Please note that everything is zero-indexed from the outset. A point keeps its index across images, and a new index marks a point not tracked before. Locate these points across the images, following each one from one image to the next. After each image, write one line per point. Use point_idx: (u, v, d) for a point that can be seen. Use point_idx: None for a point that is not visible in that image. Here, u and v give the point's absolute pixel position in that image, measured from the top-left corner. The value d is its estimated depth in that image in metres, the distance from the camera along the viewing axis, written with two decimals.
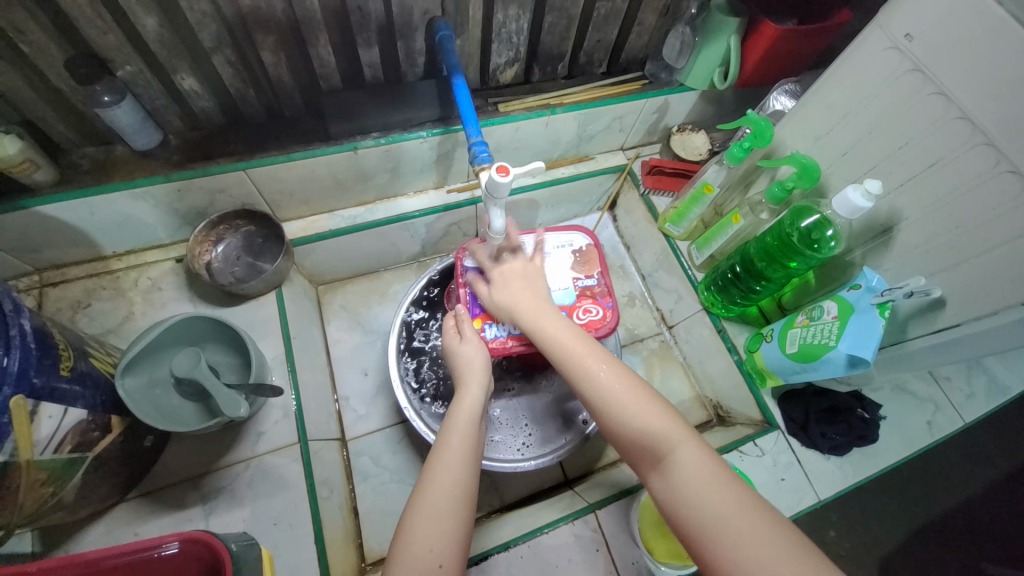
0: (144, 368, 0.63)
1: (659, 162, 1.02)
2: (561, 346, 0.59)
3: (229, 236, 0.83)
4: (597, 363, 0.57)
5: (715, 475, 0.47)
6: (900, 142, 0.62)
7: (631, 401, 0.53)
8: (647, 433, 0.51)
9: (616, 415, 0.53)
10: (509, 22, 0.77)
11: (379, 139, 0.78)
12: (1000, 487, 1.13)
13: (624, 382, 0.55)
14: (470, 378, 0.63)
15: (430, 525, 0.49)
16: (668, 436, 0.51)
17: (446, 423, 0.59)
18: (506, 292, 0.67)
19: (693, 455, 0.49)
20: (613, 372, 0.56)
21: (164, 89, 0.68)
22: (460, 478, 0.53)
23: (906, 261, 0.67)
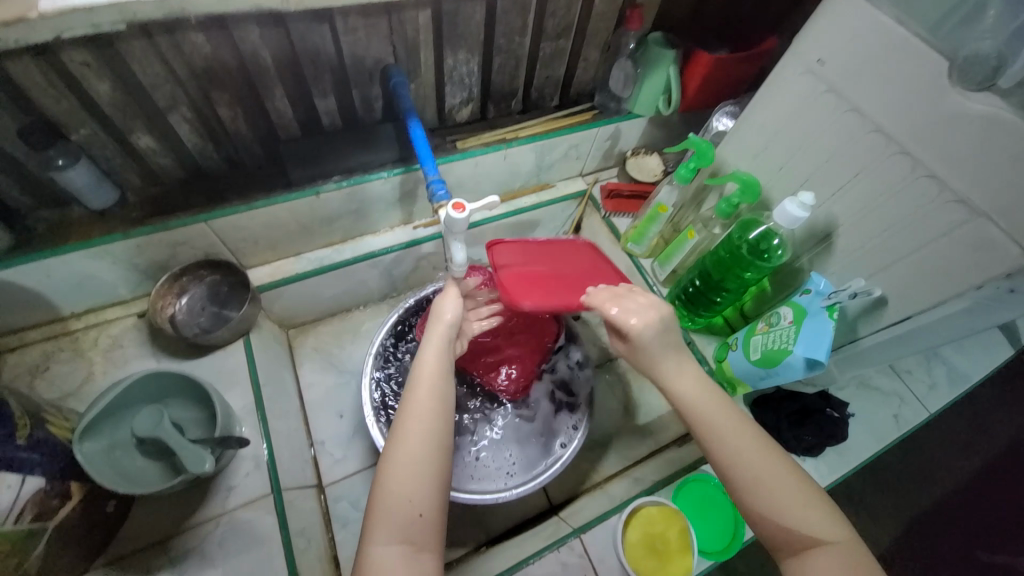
0: (105, 430, 0.61)
1: (616, 185, 1.06)
2: (706, 408, 0.52)
3: (194, 287, 0.82)
4: (747, 432, 0.51)
5: (857, 568, 0.44)
6: (827, 155, 0.67)
7: (784, 489, 0.48)
8: (790, 520, 0.47)
9: (759, 481, 0.48)
10: (459, 65, 0.81)
11: (341, 183, 0.80)
12: (976, 472, 1.16)
13: (778, 462, 0.49)
14: (439, 328, 0.60)
15: (409, 477, 0.49)
16: (819, 525, 0.46)
17: (414, 377, 0.56)
18: (653, 346, 0.54)
19: (838, 552, 0.45)
20: (768, 447, 0.50)
21: (120, 149, 0.69)
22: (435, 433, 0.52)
23: (847, 263, 0.70)
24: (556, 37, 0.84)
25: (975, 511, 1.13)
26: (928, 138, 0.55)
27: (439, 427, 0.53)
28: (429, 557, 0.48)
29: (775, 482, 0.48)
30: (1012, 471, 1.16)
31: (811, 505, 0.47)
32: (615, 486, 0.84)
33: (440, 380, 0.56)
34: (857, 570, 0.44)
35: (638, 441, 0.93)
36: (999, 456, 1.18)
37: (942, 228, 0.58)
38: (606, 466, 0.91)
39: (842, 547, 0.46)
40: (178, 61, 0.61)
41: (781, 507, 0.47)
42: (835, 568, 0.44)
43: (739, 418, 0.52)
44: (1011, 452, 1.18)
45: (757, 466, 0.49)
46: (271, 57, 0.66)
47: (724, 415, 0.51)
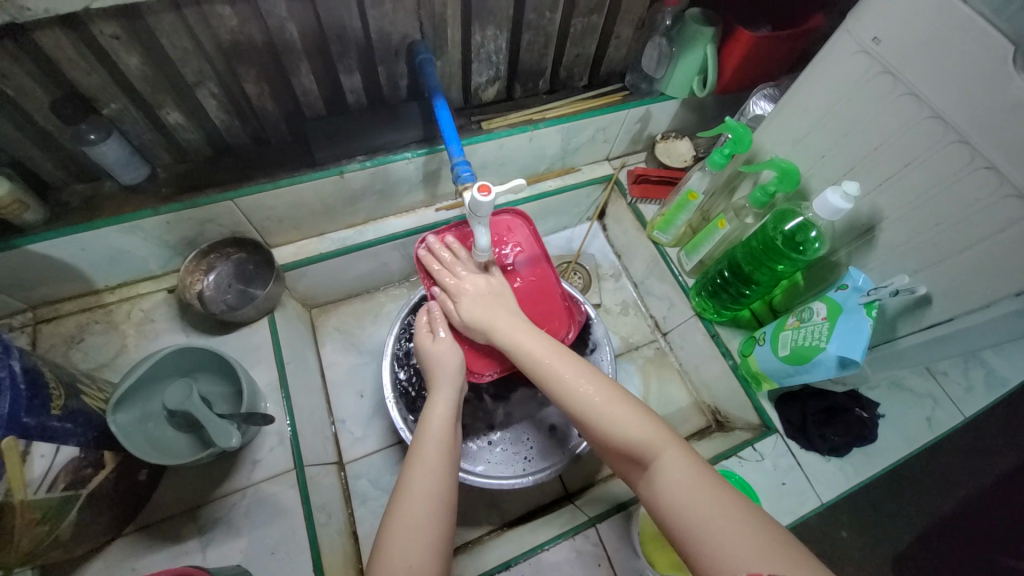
0: (136, 401, 0.63)
1: (644, 171, 1.02)
2: (538, 353, 0.59)
3: (220, 265, 0.83)
4: (577, 365, 0.58)
5: (692, 469, 0.47)
6: (875, 143, 0.63)
7: (617, 410, 0.53)
8: (623, 433, 0.51)
9: (593, 408, 0.54)
10: (487, 42, 0.78)
11: (365, 163, 0.79)
12: (1009, 478, 1.12)
13: (604, 385, 0.55)
14: (444, 379, 0.64)
15: (410, 540, 0.50)
16: (648, 434, 0.50)
17: (421, 432, 0.59)
18: (484, 297, 0.66)
19: (672, 457, 0.48)
20: (595, 374, 0.56)
21: (150, 124, 0.69)
22: (435, 489, 0.53)
23: (890, 259, 0.67)
24: (588, 13, 0.80)
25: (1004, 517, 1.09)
26: (992, 126, 0.51)
27: (441, 485, 0.54)
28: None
29: (602, 401, 0.54)
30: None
31: (637, 418, 0.52)
32: None
33: (445, 435, 0.59)
34: (691, 471, 0.47)
35: None
36: None
37: (999, 223, 0.54)
38: None
39: (673, 450, 0.49)
40: (206, 35, 0.61)
41: (611, 423, 0.53)
42: (672, 473, 0.47)
43: (571, 356, 0.59)
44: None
45: (587, 390, 0.55)
46: (298, 33, 0.65)
47: (550, 355, 0.59)
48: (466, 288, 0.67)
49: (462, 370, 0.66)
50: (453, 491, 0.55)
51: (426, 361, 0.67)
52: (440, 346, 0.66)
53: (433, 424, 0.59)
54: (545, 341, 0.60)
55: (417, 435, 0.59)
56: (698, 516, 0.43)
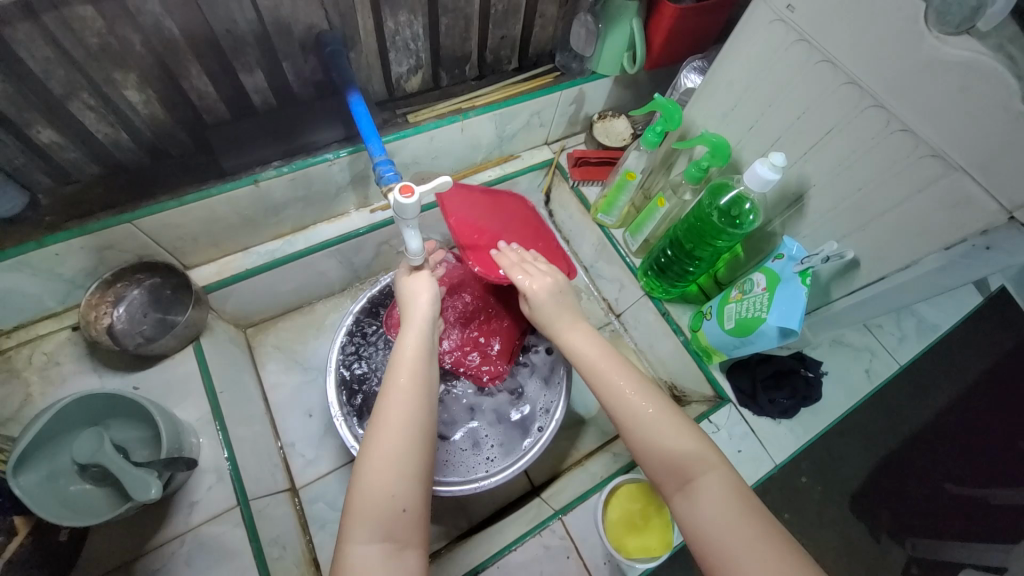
0: (40, 459, 0.56)
1: (583, 153, 1.00)
2: (593, 362, 0.58)
3: (131, 293, 0.76)
4: (627, 374, 0.56)
5: (732, 494, 0.47)
6: (798, 112, 0.63)
7: (671, 426, 0.52)
8: (672, 452, 0.50)
9: (642, 418, 0.53)
10: (402, 28, 0.73)
11: (282, 169, 0.73)
12: (942, 415, 1.20)
13: (659, 403, 0.54)
14: (419, 311, 0.61)
15: (388, 470, 0.49)
16: (691, 455, 0.50)
17: (394, 366, 0.56)
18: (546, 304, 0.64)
19: (714, 480, 0.48)
20: (650, 390, 0.55)
21: (20, 146, 0.60)
22: (417, 420, 0.52)
23: (820, 226, 0.68)
24: None
25: (938, 450, 1.18)
26: (905, 89, 0.52)
27: (424, 416, 0.53)
28: (414, 555, 0.47)
29: (652, 417, 0.53)
30: (971, 410, 1.22)
31: (691, 438, 0.51)
32: (596, 462, 0.83)
33: (421, 368, 0.56)
34: (732, 495, 0.47)
35: None
36: (961, 398, 1.22)
37: (917, 183, 0.55)
38: (587, 442, 0.90)
39: (720, 471, 0.49)
40: (70, 41, 0.53)
41: (661, 435, 0.51)
42: (714, 495, 0.47)
43: (622, 365, 0.57)
44: (970, 392, 1.24)
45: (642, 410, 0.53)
46: (181, 31, 0.58)
47: (606, 365, 0.57)
48: (537, 290, 0.65)
49: (435, 305, 0.63)
50: (431, 420, 0.54)
51: (409, 295, 0.63)
52: (421, 283, 0.64)
53: (414, 355, 0.57)
54: (600, 351, 0.59)
55: (391, 366, 0.56)
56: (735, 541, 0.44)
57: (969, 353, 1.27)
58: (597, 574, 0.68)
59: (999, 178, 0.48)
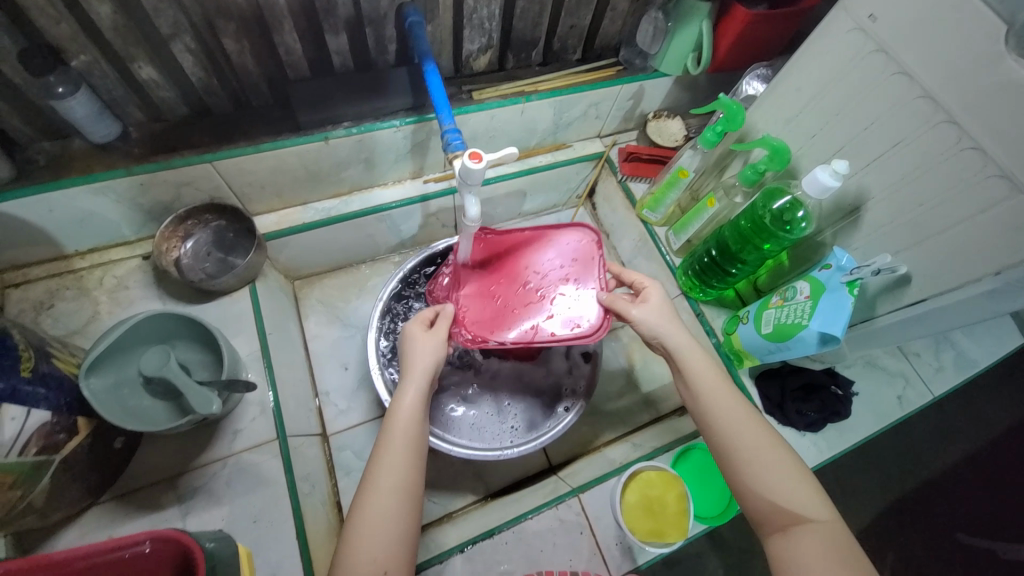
0: (110, 367, 0.60)
1: (636, 148, 1.02)
2: (703, 384, 0.58)
3: (199, 232, 0.80)
4: (741, 409, 0.56)
5: (836, 548, 0.48)
6: (865, 123, 0.63)
7: (780, 467, 0.52)
8: (777, 495, 0.51)
9: (747, 453, 0.53)
10: (480, 7, 0.76)
11: (351, 129, 0.77)
12: (968, 459, 1.17)
13: (776, 444, 0.54)
14: (419, 364, 0.60)
15: (376, 533, 0.49)
16: (800, 501, 0.51)
17: (389, 423, 0.56)
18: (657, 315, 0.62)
19: (814, 530, 0.49)
20: (767, 430, 0.55)
21: (121, 79, 0.65)
22: (406, 489, 0.52)
23: (874, 239, 0.68)
24: None
25: (962, 490, 1.15)
26: (981, 107, 0.52)
27: (409, 483, 0.53)
28: None
29: (770, 460, 0.53)
30: (1003, 456, 1.18)
31: (806, 491, 0.51)
32: (615, 450, 0.84)
33: (415, 426, 0.56)
34: (835, 549, 0.47)
35: (639, 409, 0.92)
36: (991, 445, 1.19)
37: (977, 204, 0.55)
38: (607, 431, 0.91)
39: (827, 526, 0.49)
40: None
41: (765, 474, 0.52)
42: (815, 545, 0.48)
43: (738, 401, 0.57)
44: (1004, 437, 1.19)
45: (752, 446, 0.54)
46: None
47: (721, 394, 0.57)
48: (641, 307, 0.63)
49: (439, 361, 0.62)
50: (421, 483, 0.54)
51: (410, 349, 0.62)
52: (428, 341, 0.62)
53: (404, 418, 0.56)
54: (713, 376, 0.58)
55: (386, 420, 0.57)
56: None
57: (1007, 397, 1.23)
58: (606, 553, 0.70)
59: None
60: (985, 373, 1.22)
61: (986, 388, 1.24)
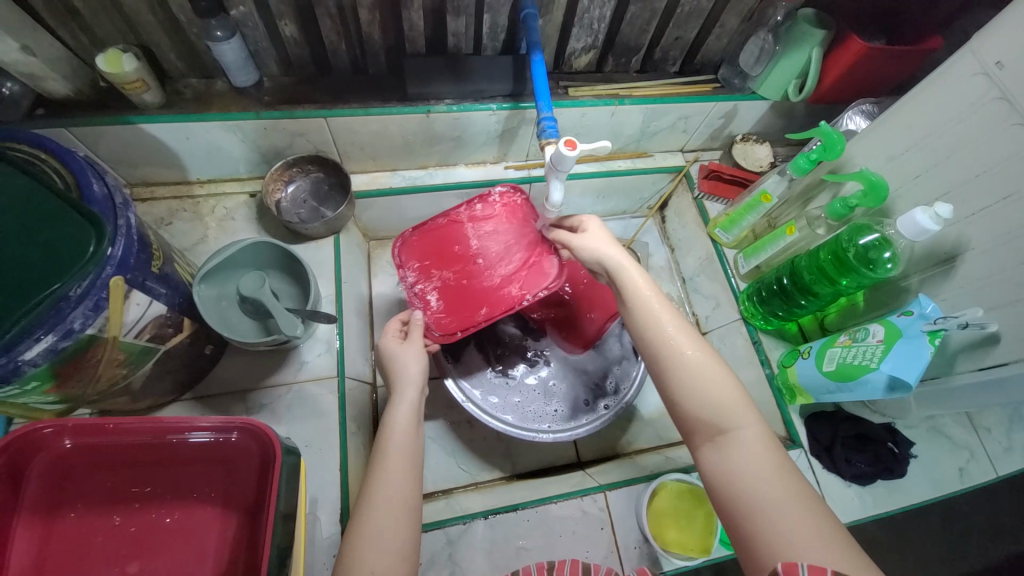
0: (216, 281, 0.68)
1: (718, 166, 1.00)
2: (636, 297, 0.57)
3: (300, 179, 0.87)
4: (674, 321, 0.54)
5: (765, 455, 0.47)
6: (977, 170, 0.60)
7: (714, 378, 0.51)
8: (711, 403, 0.49)
9: (684, 366, 0.52)
10: (593, 8, 0.79)
11: (451, 107, 0.82)
12: None
13: (704, 351, 0.52)
14: (410, 378, 0.64)
15: (379, 547, 0.49)
16: (731, 411, 0.49)
17: (383, 440, 0.58)
18: (597, 236, 0.63)
19: (748, 438, 0.48)
20: (697, 341, 0.53)
21: (267, 33, 0.73)
22: (406, 499, 0.52)
23: (965, 292, 0.65)
24: None
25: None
26: None
27: (408, 493, 0.53)
28: None
29: (701, 370, 0.51)
30: None
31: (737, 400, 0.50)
32: (646, 459, 0.84)
33: (409, 439, 0.58)
34: (766, 455, 0.47)
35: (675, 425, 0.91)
36: None
37: None
38: (640, 439, 0.91)
39: (754, 433, 0.48)
40: None
41: (700, 387, 0.50)
42: (745, 453, 0.47)
43: (670, 314, 0.55)
44: None
45: (684, 356, 0.52)
46: None
47: (652, 306, 0.56)
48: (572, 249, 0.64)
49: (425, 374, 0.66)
50: (418, 494, 0.54)
51: (398, 362, 0.66)
52: (409, 352, 0.67)
53: (399, 433, 0.58)
54: (645, 290, 0.57)
55: (380, 439, 0.58)
56: (762, 494, 0.44)
57: None
58: (624, 554, 0.70)
59: None
60: None
61: None
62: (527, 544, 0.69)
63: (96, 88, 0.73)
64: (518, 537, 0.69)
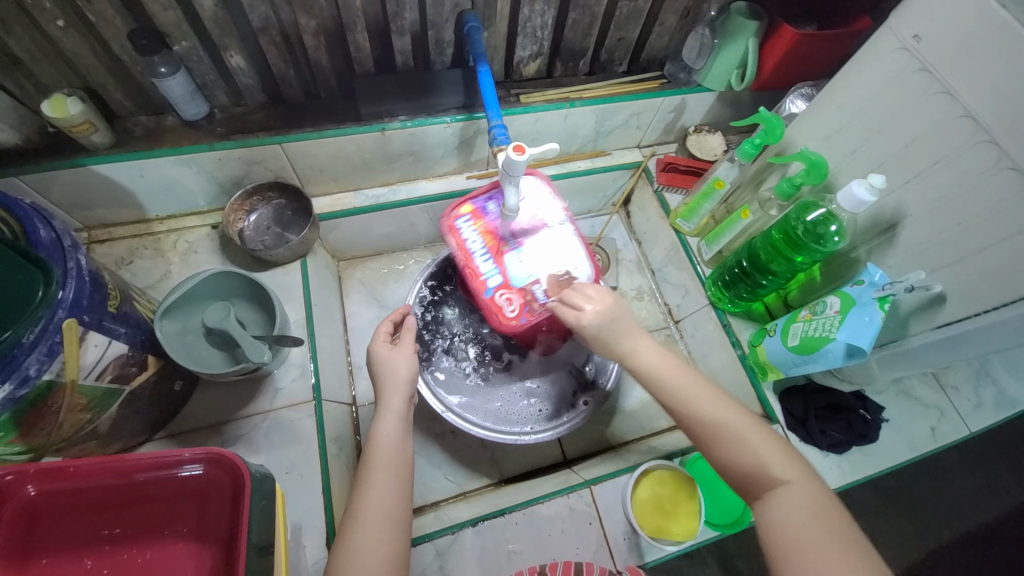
0: (179, 315, 0.68)
1: (673, 158, 1.02)
2: (660, 372, 0.57)
3: (262, 207, 0.88)
4: (703, 385, 0.55)
5: (811, 506, 0.48)
6: (905, 140, 0.63)
7: (750, 435, 0.52)
8: (750, 462, 0.50)
9: (719, 430, 0.52)
10: (534, 16, 0.81)
11: (405, 123, 0.83)
12: None
13: (737, 414, 0.53)
14: (396, 384, 0.62)
15: (365, 559, 0.49)
16: (774, 466, 0.50)
17: (371, 451, 0.57)
18: (605, 332, 0.60)
19: (793, 491, 0.49)
20: (729, 404, 0.54)
21: (213, 66, 0.74)
22: (397, 515, 0.53)
23: (910, 255, 0.67)
24: None
25: (1016, 548, 1.05)
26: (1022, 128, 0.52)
27: (398, 509, 0.54)
28: None
29: (732, 426, 0.52)
30: None
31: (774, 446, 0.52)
32: (631, 451, 0.85)
33: (395, 450, 0.58)
34: (813, 506, 0.48)
35: (657, 414, 0.93)
36: None
37: None
38: (624, 432, 0.91)
39: (800, 485, 0.49)
40: None
41: (738, 445, 0.51)
42: (792, 505, 0.48)
43: (697, 379, 0.56)
44: None
45: (718, 418, 0.53)
46: None
47: (678, 375, 0.56)
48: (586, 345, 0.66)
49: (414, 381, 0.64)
50: (406, 507, 0.55)
51: (387, 368, 0.63)
52: (399, 355, 0.64)
53: (385, 443, 0.58)
54: (668, 363, 0.57)
55: (367, 451, 0.58)
56: (794, 528, 0.47)
57: None
58: (613, 546, 0.70)
59: None
60: None
61: None
62: (517, 548, 0.69)
63: (43, 134, 0.72)
64: (508, 542, 0.69)
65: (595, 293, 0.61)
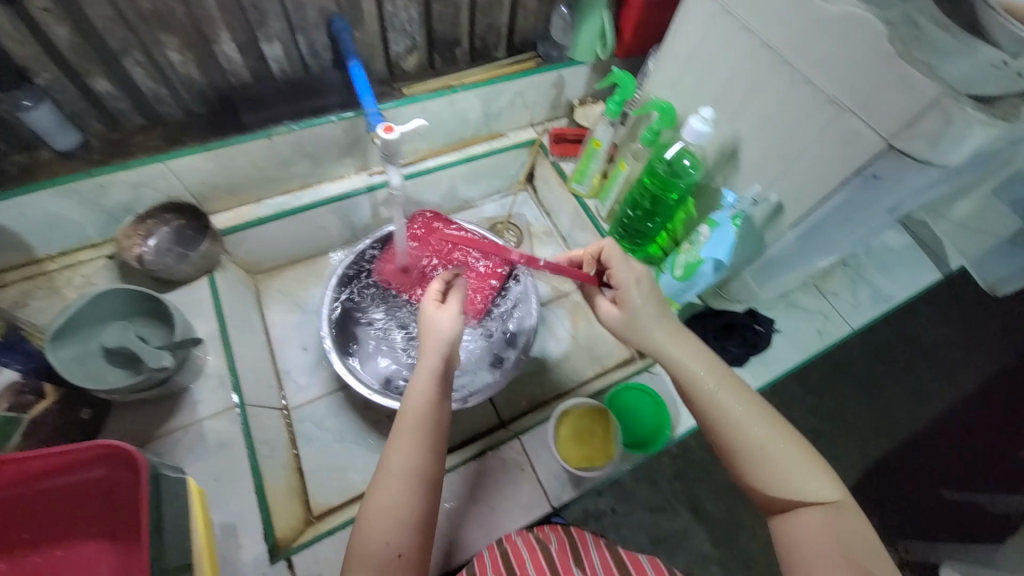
0: (75, 340, 0.68)
1: (562, 130, 1.10)
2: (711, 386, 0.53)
3: (160, 230, 0.86)
4: (750, 396, 0.53)
5: (835, 525, 0.48)
6: (728, 75, 0.72)
7: (786, 456, 0.50)
8: (785, 482, 0.49)
9: (760, 445, 0.51)
10: (399, 11, 0.86)
11: (291, 126, 0.85)
12: (946, 418, 1.16)
13: (782, 436, 0.51)
14: (433, 345, 0.58)
15: (387, 516, 0.49)
16: (806, 485, 0.49)
17: (406, 401, 0.56)
18: (644, 320, 0.59)
19: (819, 512, 0.49)
20: (768, 417, 0.52)
21: (81, 95, 0.74)
22: (421, 471, 0.52)
23: (749, 175, 0.76)
24: None
25: (938, 436, 1.14)
26: (802, 45, 0.61)
27: (429, 468, 0.53)
28: None
29: (772, 447, 0.50)
30: (977, 410, 1.18)
31: (811, 473, 0.50)
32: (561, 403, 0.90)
33: (436, 411, 0.55)
34: (838, 525, 0.48)
35: (583, 365, 0.99)
36: (964, 399, 1.19)
37: (819, 126, 0.63)
38: (555, 387, 0.97)
39: (830, 503, 0.49)
40: (126, 4, 0.67)
41: (779, 464, 0.50)
42: (811, 519, 0.49)
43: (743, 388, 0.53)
44: (980, 393, 1.19)
45: (758, 434, 0.51)
46: (216, 4, 0.72)
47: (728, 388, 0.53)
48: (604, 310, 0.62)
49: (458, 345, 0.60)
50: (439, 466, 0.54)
51: (426, 330, 0.60)
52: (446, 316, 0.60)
53: (422, 404, 0.55)
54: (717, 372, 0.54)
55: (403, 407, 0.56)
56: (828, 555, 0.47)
57: (978, 349, 1.24)
58: (546, 485, 0.75)
59: (881, 113, 0.56)
60: (937, 326, 1.25)
61: (952, 341, 1.25)
62: (453, 505, 0.73)
63: None
64: (444, 501, 0.73)
65: (639, 277, 0.61)
